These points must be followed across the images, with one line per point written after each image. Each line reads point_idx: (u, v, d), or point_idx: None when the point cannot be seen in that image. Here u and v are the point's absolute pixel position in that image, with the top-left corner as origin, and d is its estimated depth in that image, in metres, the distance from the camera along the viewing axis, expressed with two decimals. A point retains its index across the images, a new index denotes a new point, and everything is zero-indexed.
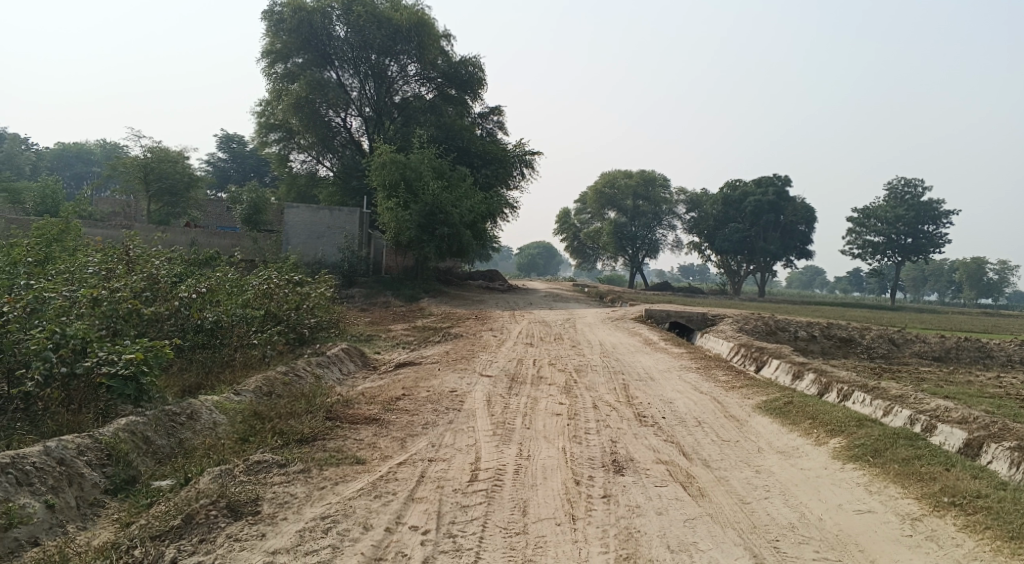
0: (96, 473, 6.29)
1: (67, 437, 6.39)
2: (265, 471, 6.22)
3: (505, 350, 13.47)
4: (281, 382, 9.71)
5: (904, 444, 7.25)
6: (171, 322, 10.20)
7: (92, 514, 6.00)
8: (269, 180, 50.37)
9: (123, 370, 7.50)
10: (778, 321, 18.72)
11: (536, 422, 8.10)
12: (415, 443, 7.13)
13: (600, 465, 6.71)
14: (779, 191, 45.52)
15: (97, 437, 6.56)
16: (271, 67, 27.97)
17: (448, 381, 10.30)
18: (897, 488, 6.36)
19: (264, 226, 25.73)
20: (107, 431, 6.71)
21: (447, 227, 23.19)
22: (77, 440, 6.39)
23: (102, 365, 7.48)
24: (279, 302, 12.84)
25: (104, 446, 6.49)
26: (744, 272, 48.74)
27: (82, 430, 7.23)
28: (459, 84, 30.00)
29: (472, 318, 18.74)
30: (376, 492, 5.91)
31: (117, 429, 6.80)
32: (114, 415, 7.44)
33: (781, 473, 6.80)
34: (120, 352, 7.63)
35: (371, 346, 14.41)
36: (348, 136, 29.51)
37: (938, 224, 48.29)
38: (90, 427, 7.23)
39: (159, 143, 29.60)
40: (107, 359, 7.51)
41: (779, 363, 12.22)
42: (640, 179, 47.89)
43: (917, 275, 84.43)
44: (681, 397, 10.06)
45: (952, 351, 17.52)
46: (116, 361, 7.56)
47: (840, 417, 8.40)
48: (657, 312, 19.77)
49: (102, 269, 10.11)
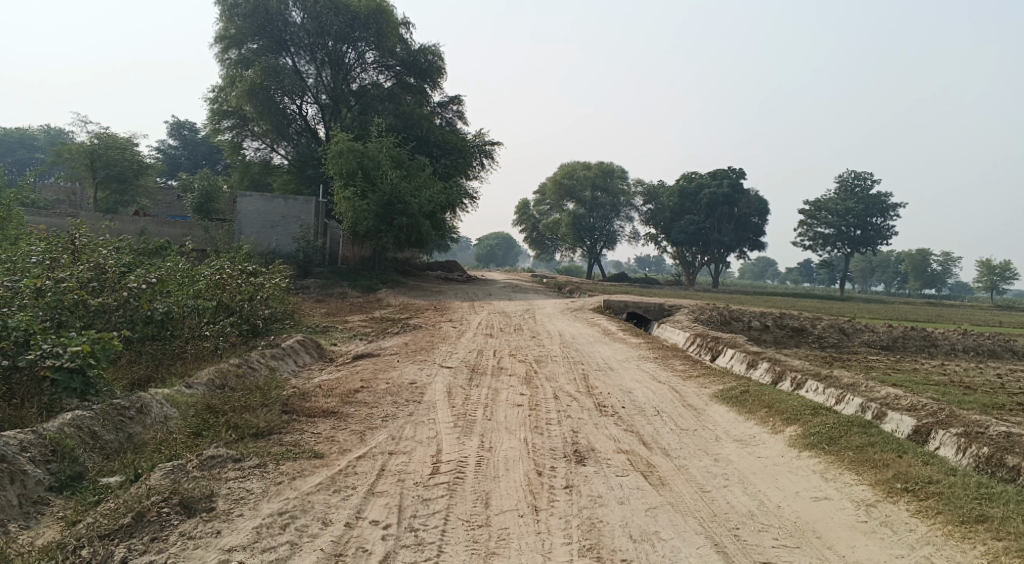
0: (40, 470, 6.07)
1: (9, 433, 6.15)
2: (219, 466, 6.05)
3: (464, 341, 13.39)
4: (234, 375, 9.51)
5: (858, 431, 7.36)
6: (120, 314, 9.90)
7: (35, 512, 5.79)
8: (222, 168, 49.37)
9: (69, 363, 7.25)
10: (733, 311, 18.97)
11: (497, 414, 8.06)
12: (375, 436, 7.03)
13: (562, 456, 6.69)
14: (734, 183, 46.14)
15: (41, 432, 6.32)
16: (225, 52, 27.42)
17: (407, 373, 10.19)
18: (852, 474, 6.46)
19: (216, 215, 25.19)
20: (52, 426, 6.48)
21: (404, 217, 22.99)
22: (20, 436, 6.16)
23: (46, 358, 7.23)
24: (232, 292, 12.55)
25: (49, 442, 6.27)
26: (699, 263, 49.32)
27: (26, 425, 6.97)
28: (418, 72, 29.77)
29: (430, 309, 18.62)
30: (335, 486, 5.80)
31: (62, 424, 6.57)
32: (59, 410, 7.19)
33: (739, 461, 6.86)
34: (65, 344, 7.38)
35: (328, 338, 14.20)
36: (304, 123, 29.02)
37: (886, 216, 49.41)
38: (34, 422, 6.98)
39: (106, 129, 28.79)
40: (52, 351, 7.26)
41: (735, 353, 12.36)
42: (598, 170, 48.12)
43: (865, 266, 86.46)
44: (640, 386, 10.11)
45: (900, 340, 17.96)
46: (62, 353, 7.31)
47: (796, 406, 8.51)
48: (615, 303, 19.87)
49: (47, 258, 9.81)
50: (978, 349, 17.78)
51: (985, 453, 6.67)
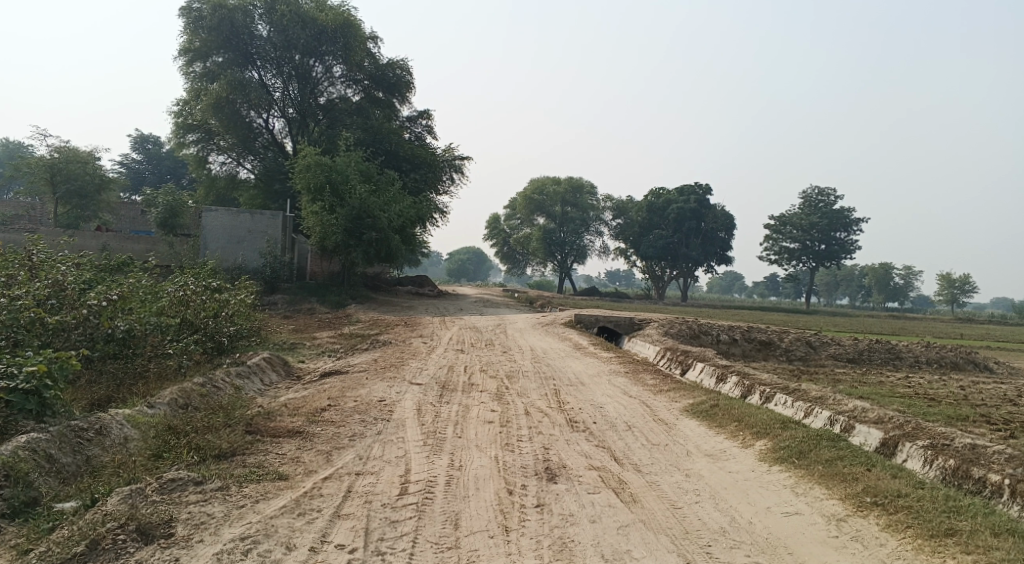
0: None
1: None
2: (179, 490, 5.86)
3: (435, 357, 13.26)
4: (198, 394, 9.28)
5: (827, 445, 7.36)
6: (79, 332, 9.62)
7: None
8: (187, 183, 48.74)
9: (23, 384, 7.02)
10: (701, 325, 19.07)
11: (468, 431, 7.94)
12: (342, 457, 6.87)
13: (533, 474, 6.59)
14: (701, 198, 46.64)
15: None
16: (189, 65, 27.07)
17: (376, 391, 10.04)
18: (822, 489, 6.43)
19: (181, 230, 24.79)
20: (4, 449, 6.26)
21: (374, 232, 22.82)
22: None
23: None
24: (197, 309, 12.30)
25: (1, 467, 6.05)
26: (668, 277, 49.65)
27: None
28: (387, 86, 29.73)
29: (400, 325, 18.47)
30: (300, 509, 5.65)
31: (15, 448, 6.33)
32: (13, 432, 6.92)
33: (710, 476, 6.83)
34: (20, 364, 7.16)
35: (295, 355, 13.97)
36: (271, 137, 28.72)
37: (849, 231, 50.16)
38: None
39: (68, 144, 28.29)
40: (5, 372, 7.03)
41: (703, 366, 12.40)
42: (568, 186, 48.35)
43: (830, 279, 87.76)
44: (610, 401, 10.06)
45: (865, 352, 18.16)
46: (16, 374, 7.08)
47: (765, 419, 8.51)
48: (585, 317, 19.86)
49: (3, 275, 9.57)
50: (941, 360, 18.05)
51: (952, 465, 6.70)
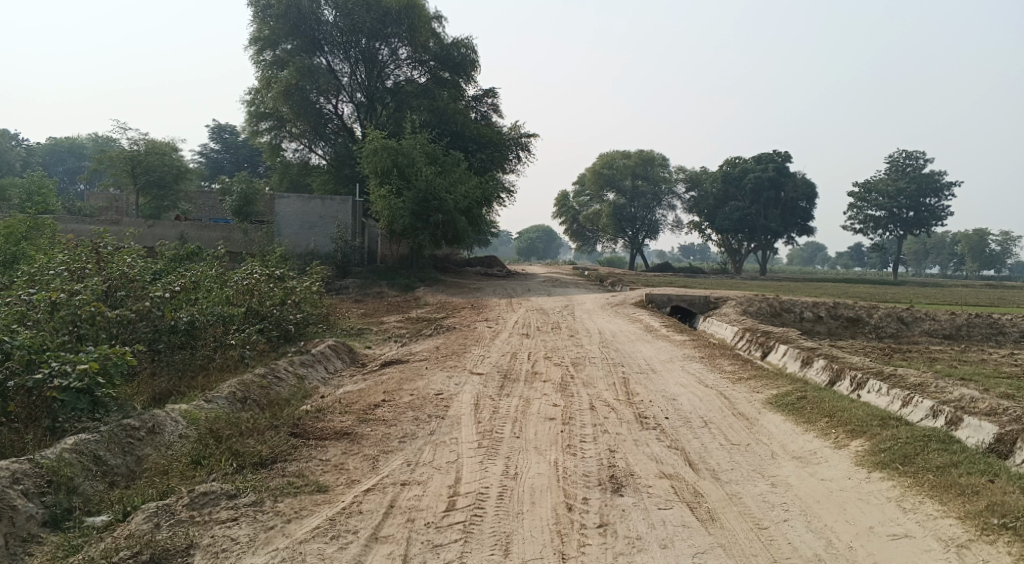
0: (34, 504, 5.55)
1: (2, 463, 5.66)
2: (210, 505, 5.43)
3: (499, 343, 12.65)
4: (257, 386, 8.85)
5: (938, 448, 6.42)
6: (143, 324, 9.32)
7: (23, 552, 5.27)
8: (263, 170, 49.58)
9: (76, 383, 6.68)
10: (783, 302, 17.90)
11: (527, 430, 7.31)
12: (389, 463, 6.32)
13: (597, 484, 5.91)
14: (779, 167, 44.52)
15: (38, 460, 5.82)
16: (259, 54, 27.07)
17: (434, 382, 9.48)
18: (934, 503, 5.58)
19: (255, 217, 24.77)
20: (51, 452, 5.98)
21: (441, 213, 22.29)
22: (13, 466, 5.66)
23: (54, 378, 6.70)
24: (262, 297, 11.91)
25: (45, 472, 5.75)
26: (745, 250, 47.86)
27: (30, 450, 6.43)
28: (452, 66, 28.92)
29: (467, 307, 17.98)
30: (333, 531, 5.15)
31: (62, 451, 6.04)
32: (67, 432, 6.62)
33: (799, 486, 6.03)
34: (74, 361, 6.84)
35: (362, 341, 13.58)
36: (341, 122, 28.53)
37: (940, 196, 47.26)
38: (37, 447, 6.44)
39: (146, 136, 28.77)
40: (60, 370, 6.73)
41: (787, 349, 11.43)
42: (638, 159, 47.09)
43: (920, 248, 83.37)
44: (685, 392, 9.29)
45: (964, 328, 16.73)
46: (69, 372, 6.76)
47: (862, 415, 7.57)
48: (658, 296, 18.90)
49: (69, 269, 9.42)
50: None
51: None
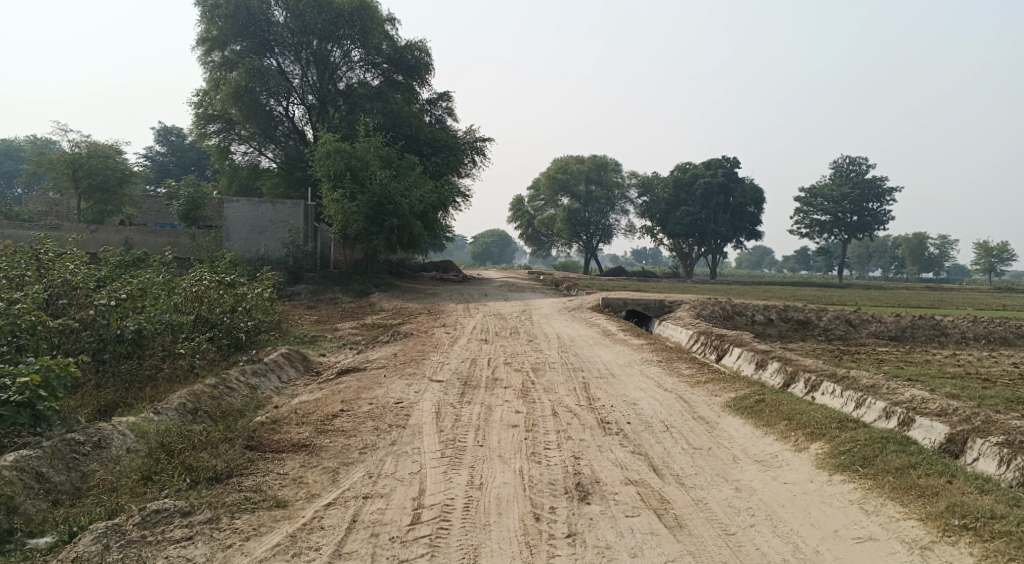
0: None
1: None
2: (164, 523, 5.21)
3: (457, 349, 12.53)
4: (209, 396, 8.58)
5: (896, 449, 6.51)
6: (87, 333, 8.97)
7: None
8: (211, 174, 48.58)
9: (15, 396, 6.36)
10: (736, 305, 18.12)
11: (490, 438, 7.22)
12: (350, 475, 6.16)
13: (563, 492, 5.85)
14: (728, 172, 45.27)
15: None
16: (207, 55, 26.58)
17: (393, 390, 9.33)
18: (896, 505, 5.66)
19: (203, 222, 24.19)
20: None
21: (395, 218, 22.08)
22: None
23: None
24: (211, 304, 11.58)
25: None
26: (696, 254, 48.49)
27: None
28: (406, 69, 28.77)
29: (423, 313, 17.80)
30: (295, 549, 4.99)
31: (1, 468, 5.74)
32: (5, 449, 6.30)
33: (763, 490, 6.06)
34: (13, 374, 6.51)
35: (316, 349, 13.31)
36: (292, 125, 27.98)
37: (882, 201, 48.55)
38: None
39: (89, 138, 27.93)
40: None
41: (742, 352, 11.54)
42: (592, 164, 47.39)
43: (863, 251, 85.52)
44: (645, 396, 9.29)
45: (908, 329, 17.15)
46: (8, 385, 6.44)
47: (820, 418, 7.65)
48: (613, 301, 18.96)
49: (7, 277, 9.01)
50: (989, 336, 16.93)
51: None
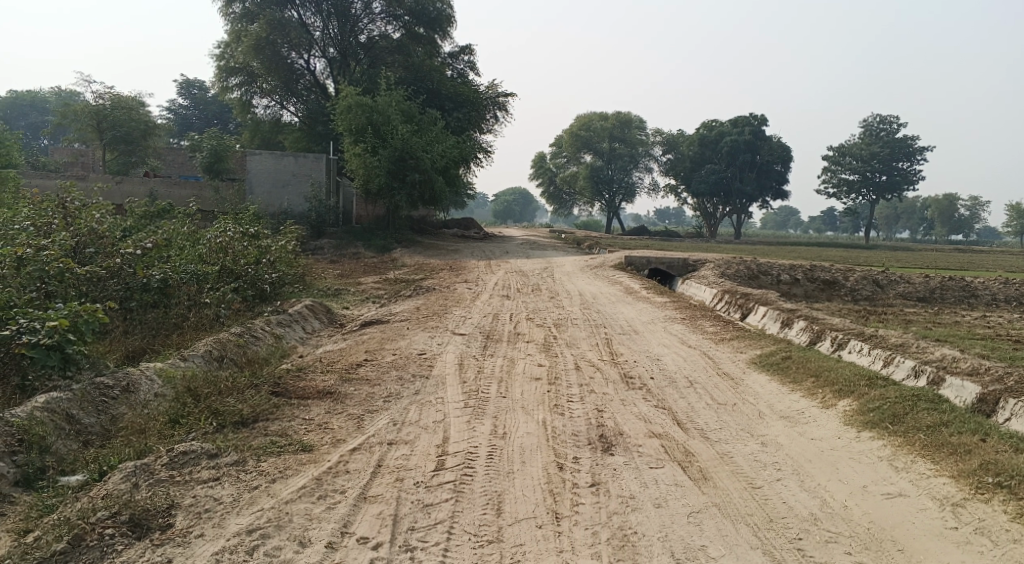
0: (5, 464, 5.35)
1: None
2: (190, 464, 5.26)
3: (480, 303, 12.50)
4: (234, 344, 8.63)
5: (926, 407, 6.40)
6: (114, 281, 9.02)
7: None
8: (234, 127, 48.53)
9: (45, 339, 6.42)
10: (761, 264, 17.86)
11: (513, 389, 7.20)
12: (375, 422, 6.17)
13: (586, 443, 5.82)
14: (755, 130, 44.50)
15: (9, 418, 5.60)
16: (228, 5, 26.55)
17: (416, 342, 9.33)
18: (927, 462, 5.58)
19: (227, 175, 24.20)
20: (21, 411, 5.74)
21: (418, 173, 21.92)
22: None
23: (22, 335, 6.43)
24: (236, 256, 11.59)
25: (16, 431, 5.54)
26: (720, 214, 47.93)
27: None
28: (427, 22, 28.09)
29: (445, 269, 17.75)
30: (320, 491, 5.01)
31: (33, 409, 5.81)
32: (37, 391, 6.37)
33: (791, 445, 6.00)
34: (42, 318, 6.55)
35: (339, 302, 13.35)
36: (313, 78, 27.96)
37: (913, 161, 47.52)
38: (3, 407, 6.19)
39: (112, 89, 27.88)
40: (28, 327, 6.46)
41: (767, 311, 11.41)
42: (615, 121, 46.75)
43: (891, 212, 84.04)
44: (669, 352, 9.21)
45: (938, 291, 16.85)
46: (38, 329, 6.48)
47: (848, 375, 7.54)
48: (637, 259, 18.78)
49: (34, 225, 9.04)
50: (1021, 299, 16.58)
51: None
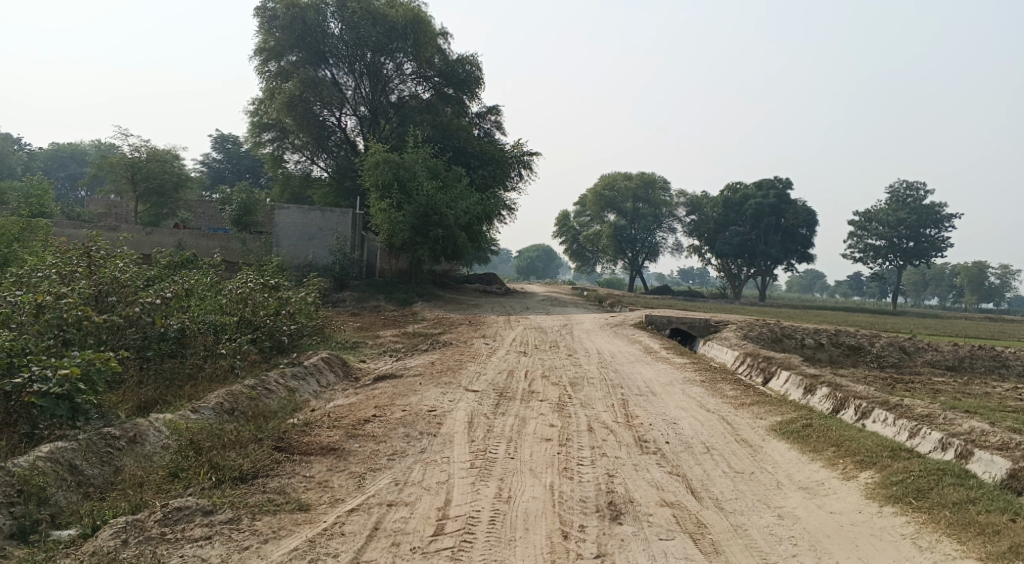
0: (1, 515, 5.24)
1: None
2: (184, 521, 5.13)
3: (496, 360, 12.35)
4: (246, 397, 8.53)
5: (952, 483, 6.11)
6: (132, 331, 9.01)
7: None
8: (265, 181, 49.36)
9: (56, 388, 6.36)
10: (785, 328, 17.55)
11: (522, 451, 7.01)
12: (376, 481, 6.00)
13: (593, 511, 5.60)
14: (780, 193, 44.46)
15: (10, 468, 5.51)
16: (264, 64, 27.05)
17: (427, 398, 9.17)
18: (953, 542, 5.30)
19: (254, 227, 24.49)
20: (23, 461, 5.66)
21: (440, 229, 22.02)
22: None
23: (33, 383, 6.37)
24: (256, 307, 11.58)
25: (15, 481, 5.44)
26: (745, 275, 47.59)
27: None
28: (456, 83, 28.79)
29: (464, 323, 17.67)
30: (312, 555, 4.84)
31: (36, 459, 5.72)
32: (43, 441, 6.28)
33: (808, 518, 5.74)
34: (55, 366, 6.52)
35: (357, 355, 13.26)
36: (344, 135, 28.35)
37: (941, 227, 47.12)
38: (8, 456, 6.10)
39: (148, 143, 28.57)
40: (40, 375, 6.41)
41: (790, 376, 11.11)
42: (640, 181, 46.85)
43: (919, 278, 83.06)
44: (686, 416, 8.96)
45: (967, 360, 16.45)
46: (50, 377, 6.43)
47: (871, 446, 7.26)
48: (657, 319, 18.55)
49: (56, 272, 9.07)
50: None
51: None
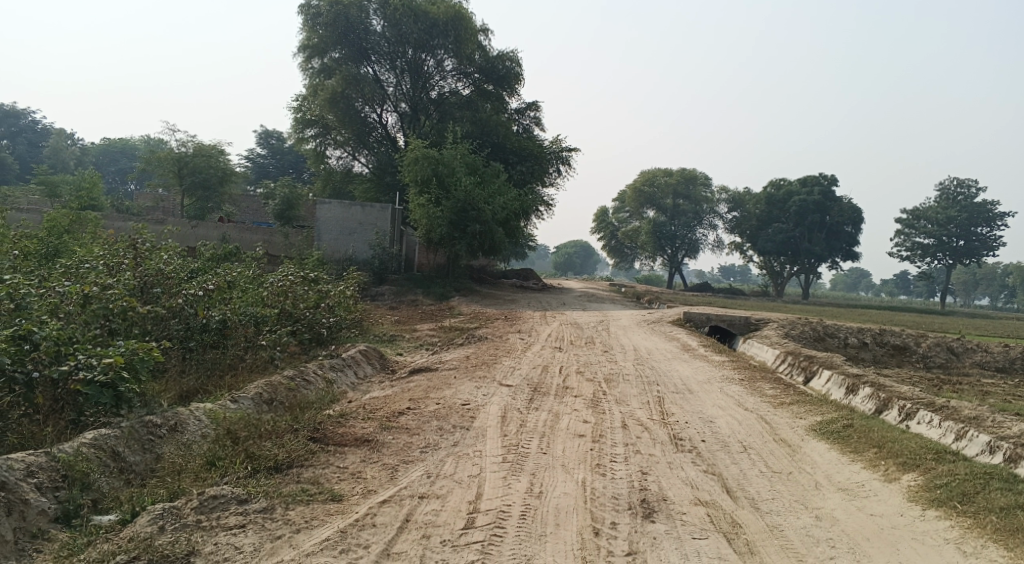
0: (46, 499, 5.36)
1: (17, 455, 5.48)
2: (219, 509, 5.20)
3: (531, 355, 12.32)
4: (284, 388, 8.63)
5: (1000, 487, 5.93)
6: (175, 321, 9.16)
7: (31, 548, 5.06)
8: (307, 177, 49.98)
9: (100, 377, 6.48)
10: (828, 327, 17.21)
11: (555, 446, 6.97)
12: (408, 474, 6.01)
13: (626, 508, 5.54)
14: (825, 190, 43.66)
15: (54, 454, 5.63)
16: (307, 61, 27.29)
17: (461, 392, 9.17)
18: (1000, 549, 5.14)
19: (296, 221, 24.80)
20: (68, 446, 5.78)
21: (478, 224, 22.02)
22: (28, 459, 5.48)
23: (79, 371, 6.49)
24: (296, 299, 11.71)
25: (60, 466, 5.56)
26: (787, 273, 46.85)
27: (44, 445, 6.22)
28: (496, 79, 28.79)
29: (501, 318, 17.67)
30: (343, 545, 4.87)
31: (80, 445, 5.84)
32: (87, 428, 6.42)
33: (848, 520, 5.61)
34: (99, 355, 6.65)
35: (394, 348, 13.34)
36: (384, 131, 28.43)
37: (992, 226, 45.86)
38: (54, 441, 6.25)
39: (194, 138, 29.15)
40: (85, 363, 6.54)
41: (832, 375, 10.89)
42: (680, 177, 46.33)
43: (969, 278, 80.97)
44: (723, 415, 8.82)
45: (1018, 362, 15.97)
46: (94, 366, 6.56)
47: (914, 448, 7.07)
48: (696, 316, 18.34)
49: (103, 264, 9.24)
50: None
51: None
